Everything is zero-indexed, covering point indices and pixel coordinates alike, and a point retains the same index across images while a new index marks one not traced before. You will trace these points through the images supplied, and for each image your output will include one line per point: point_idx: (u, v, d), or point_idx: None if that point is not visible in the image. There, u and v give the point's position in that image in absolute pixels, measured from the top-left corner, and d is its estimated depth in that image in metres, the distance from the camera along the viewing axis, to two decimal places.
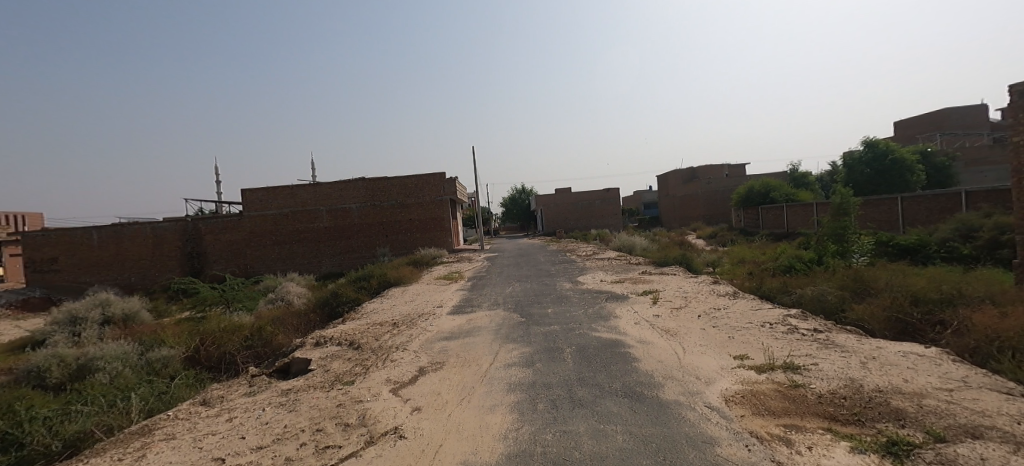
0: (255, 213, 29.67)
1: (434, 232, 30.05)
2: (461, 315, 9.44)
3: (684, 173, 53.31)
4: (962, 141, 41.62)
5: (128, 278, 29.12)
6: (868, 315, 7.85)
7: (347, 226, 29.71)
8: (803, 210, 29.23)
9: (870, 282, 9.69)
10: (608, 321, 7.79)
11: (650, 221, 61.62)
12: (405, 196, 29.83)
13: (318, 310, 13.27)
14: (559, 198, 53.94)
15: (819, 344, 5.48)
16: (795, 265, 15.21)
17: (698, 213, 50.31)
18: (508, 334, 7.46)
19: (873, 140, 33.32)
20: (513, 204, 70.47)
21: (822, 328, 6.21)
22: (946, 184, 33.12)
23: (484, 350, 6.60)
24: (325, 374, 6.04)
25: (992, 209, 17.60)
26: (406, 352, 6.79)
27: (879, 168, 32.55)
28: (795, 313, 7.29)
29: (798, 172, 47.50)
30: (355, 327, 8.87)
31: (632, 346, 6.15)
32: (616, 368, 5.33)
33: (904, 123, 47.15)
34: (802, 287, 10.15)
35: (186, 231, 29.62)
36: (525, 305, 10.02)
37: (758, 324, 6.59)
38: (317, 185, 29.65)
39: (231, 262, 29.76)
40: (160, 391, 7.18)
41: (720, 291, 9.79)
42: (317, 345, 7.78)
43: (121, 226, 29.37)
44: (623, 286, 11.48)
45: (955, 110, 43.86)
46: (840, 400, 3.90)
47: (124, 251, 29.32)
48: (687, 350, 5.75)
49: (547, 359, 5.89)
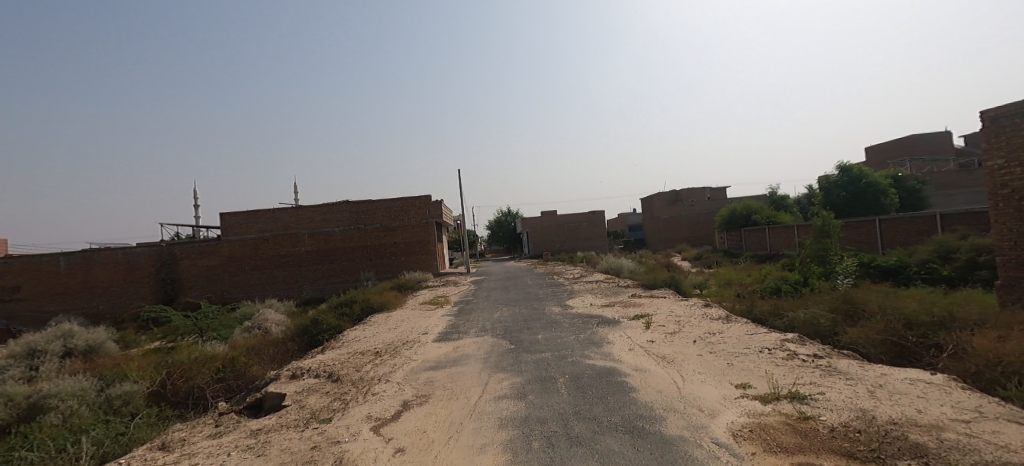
0: (234, 237, 28.86)
1: (419, 256, 29.56)
2: (448, 343, 9.05)
3: (667, 196, 53.93)
4: (931, 166, 43.03)
5: (96, 306, 27.85)
6: (862, 338, 7.75)
7: (329, 249, 29.11)
8: (784, 232, 29.61)
9: (861, 304, 9.61)
10: (602, 347, 7.50)
11: (635, 244, 62.00)
12: (389, 219, 29.41)
13: (296, 338, 12.75)
14: (545, 221, 53.97)
15: (823, 371, 5.26)
16: (783, 287, 15.21)
17: (682, 235, 50.76)
18: (497, 363, 7.12)
19: (847, 165, 34.22)
20: (499, 227, 70.37)
21: (823, 353, 6.00)
22: (918, 206, 34.08)
23: (473, 381, 6.25)
24: (300, 411, 5.61)
25: (968, 231, 17.96)
26: (389, 384, 6.38)
27: (854, 191, 33.33)
28: (791, 337, 7.11)
29: (778, 195, 48.40)
30: (335, 356, 8.41)
31: (629, 375, 5.88)
32: (612, 399, 5.04)
33: (876, 149, 48.63)
34: (793, 310, 10.03)
35: (160, 257, 28.61)
36: (514, 330, 9.67)
37: (755, 350, 6.38)
38: (299, 209, 29.12)
39: (207, 288, 28.76)
40: (117, 432, 6.67)
41: (712, 314, 9.61)
42: (293, 377, 7.32)
43: (92, 252, 28.25)
44: (613, 310, 11.26)
45: (922, 136, 45.54)
46: (855, 435, 3.65)
47: (94, 278, 28.12)
48: (686, 379, 5.48)
49: (540, 390, 5.57)
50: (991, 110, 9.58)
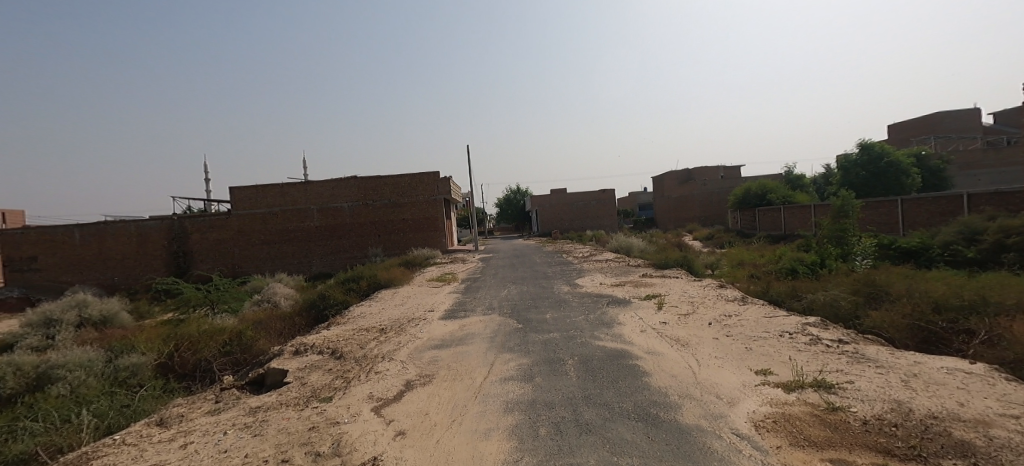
0: (243, 212, 28.89)
1: (427, 232, 29.42)
2: (454, 321, 8.87)
3: (679, 175, 52.98)
4: (956, 145, 41.51)
5: (110, 278, 28.24)
6: (886, 322, 7.41)
7: (338, 225, 29.07)
8: (800, 212, 28.87)
9: (885, 287, 9.21)
10: (612, 328, 7.24)
11: (645, 222, 61.36)
12: (398, 195, 29.21)
13: (304, 313, 12.69)
14: (555, 199, 53.45)
15: (849, 358, 4.94)
16: (798, 268, 14.79)
17: (694, 214, 50.01)
18: (504, 342, 6.90)
19: (868, 143, 33.06)
20: (509, 205, 69.96)
21: (848, 339, 5.67)
22: (940, 187, 33.01)
23: (479, 361, 6.04)
24: (301, 388, 5.45)
25: (996, 212, 17.23)
26: (392, 362, 6.19)
27: (874, 170, 32.29)
28: (812, 320, 6.78)
29: (794, 174, 47.27)
30: (340, 333, 8.27)
31: (642, 358, 5.61)
32: (625, 384, 4.79)
33: (898, 127, 47.04)
34: (812, 292, 9.66)
35: (171, 230, 28.79)
36: (522, 309, 9.44)
37: (776, 333, 6.05)
38: (308, 184, 28.98)
39: (218, 261, 28.97)
40: (122, 403, 6.56)
41: (727, 295, 9.30)
42: (296, 353, 7.17)
43: (104, 224, 28.49)
44: (624, 290, 10.97)
45: (948, 113, 43.84)
46: (891, 429, 3.36)
47: (107, 250, 28.44)
48: (702, 364, 5.20)
49: (548, 372, 5.32)
50: None
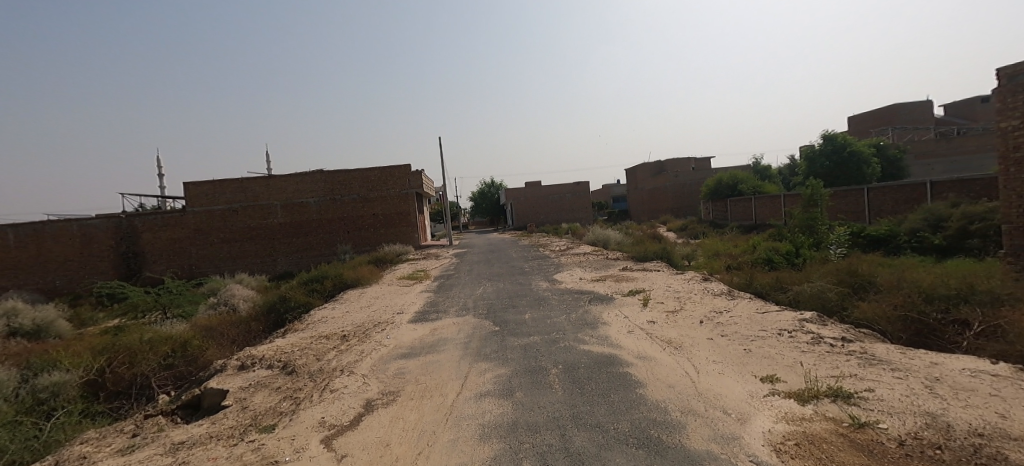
0: (200, 209, 27.17)
1: (398, 228, 28.35)
2: (425, 324, 8.14)
3: (652, 167, 53.19)
4: (912, 135, 43.02)
5: (52, 282, 26.13)
6: (876, 313, 7.07)
7: (304, 221, 27.71)
8: (770, 202, 29.16)
9: (870, 278, 8.92)
10: (597, 329, 6.66)
11: (619, 214, 61.58)
12: (367, 189, 28.01)
13: (262, 317, 11.72)
14: (529, 192, 52.90)
15: (860, 359, 4.46)
16: (774, 258, 14.65)
17: (666, 205, 50.36)
18: (479, 349, 6.24)
19: (831, 134, 33.67)
20: (482, 198, 69.04)
21: (852, 337, 5.22)
22: (898, 176, 34.03)
23: (451, 373, 5.35)
24: (240, 415, 4.68)
25: (959, 198, 17.51)
26: (352, 377, 5.44)
27: (838, 160, 32.95)
28: (808, 315, 6.36)
29: (761, 164, 48.11)
30: (295, 342, 7.41)
31: (632, 364, 5.05)
32: (617, 398, 4.20)
33: (858, 118, 48.38)
34: (798, 284, 9.31)
35: (120, 229, 26.85)
36: (498, 309, 8.77)
37: (774, 332, 5.58)
38: (270, 178, 27.46)
39: (174, 262, 27.24)
40: (28, 435, 5.67)
41: (714, 289, 8.86)
42: (242, 368, 6.32)
43: (43, 225, 26.29)
44: (605, 285, 10.46)
45: (905, 105, 45.33)
46: (934, 451, 2.85)
47: (47, 252, 26.29)
48: (700, 371, 4.65)
49: (529, 386, 4.69)
50: (1009, 67, 8.73)
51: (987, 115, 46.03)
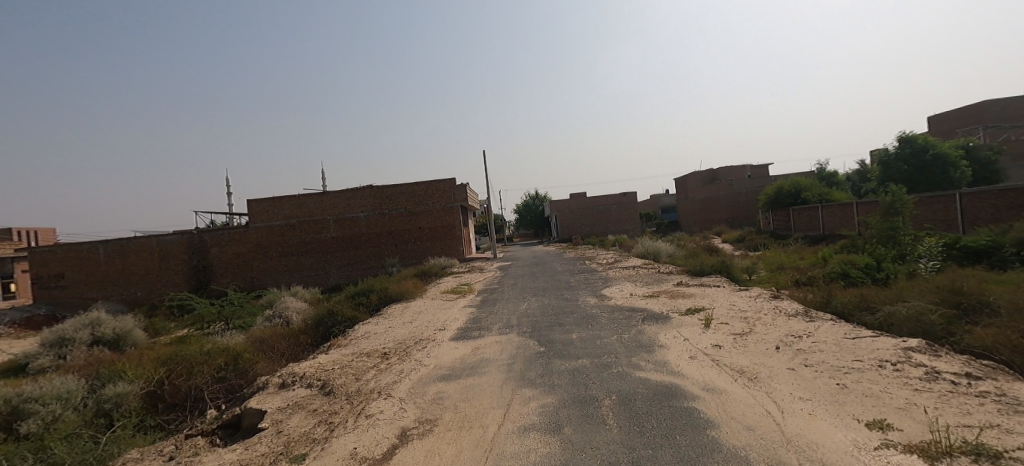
0: (261, 224, 28.58)
1: (445, 241, 28.47)
2: (466, 342, 7.75)
3: (704, 175, 50.83)
4: (1007, 134, 38.51)
5: (132, 293, 28.25)
6: (997, 341, 5.92)
7: (355, 235, 28.46)
8: (840, 210, 26.80)
9: (981, 298, 7.60)
10: (653, 353, 5.99)
11: (671, 225, 59.29)
12: (414, 203, 28.40)
13: (311, 330, 11.84)
14: (575, 204, 52.07)
15: (1001, 407, 3.57)
16: (850, 272, 13.15)
17: (721, 216, 47.90)
18: (523, 373, 5.75)
19: (909, 135, 30.68)
20: (527, 211, 68.77)
21: (978, 374, 4.28)
22: (992, 179, 30.40)
23: (492, 400, 4.89)
24: (273, 440, 4.43)
25: None
26: (389, 401, 5.11)
27: (918, 164, 29.89)
28: (912, 343, 5.39)
29: (827, 170, 44.74)
30: (335, 359, 7.23)
31: (700, 397, 4.38)
32: (686, 441, 3.57)
33: (939, 118, 44.06)
34: (888, 303, 8.12)
35: (191, 244, 28.71)
36: (543, 328, 8.26)
37: (871, 364, 4.71)
38: (324, 194, 28.48)
39: (237, 275, 28.73)
40: (83, 449, 5.70)
41: (786, 308, 7.90)
42: (283, 387, 6.17)
43: (126, 240, 28.56)
44: (659, 302, 9.68)
45: (996, 102, 40.81)
46: None
47: (130, 266, 28.50)
48: (785, 409, 3.93)
49: (580, 420, 4.13)
50: None
51: None
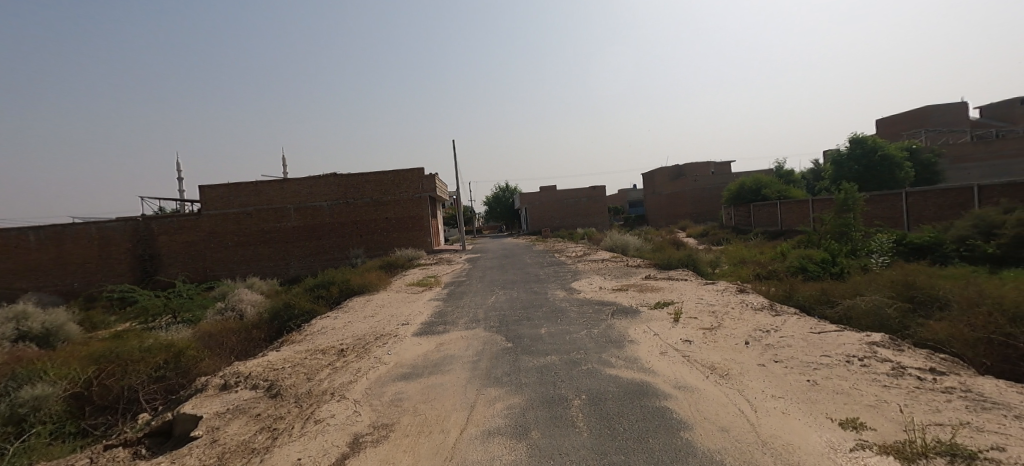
0: (215, 211, 27.06)
1: (411, 232, 27.78)
2: (431, 338, 7.38)
3: (670, 170, 51.82)
4: (947, 139, 40.95)
5: (69, 284, 26.22)
6: (952, 334, 6.04)
7: (317, 225, 27.38)
8: (798, 207, 27.75)
9: (934, 293, 7.81)
10: (624, 349, 5.81)
11: (637, 219, 60.26)
12: (380, 193, 27.54)
13: (265, 325, 11.15)
14: (544, 196, 52.09)
15: (971, 404, 3.53)
16: (808, 267, 13.51)
17: (685, 211, 48.99)
18: (490, 370, 5.46)
19: (860, 136, 32.08)
20: (496, 203, 68.41)
21: (943, 370, 4.27)
22: (932, 180, 32.24)
23: (455, 402, 4.57)
24: (207, 451, 3.97)
25: (1009, 204, 16.01)
26: (342, 404, 4.70)
27: (867, 164, 31.31)
28: (876, 337, 5.41)
29: (784, 169, 46.43)
30: (287, 357, 6.73)
31: (673, 397, 4.20)
32: (660, 446, 3.35)
33: (886, 121, 46.42)
34: (848, 297, 8.25)
35: (137, 232, 26.90)
36: (512, 322, 7.99)
37: (840, 360, 4.67)
38: (284, 182, 27.24)
39: (188, 265, 27.15)
40: None
41: (753, 302, 7.91)
42: (224, 389, 5.64)
43: (63, 227, 26.45)
44: (628, 295, 9.60)
45: (937, 107, 43.28)
46: None
47: (66, 254, 26.42)
48: (759, 408, 3.79)
49: (548, 423, 3.88)
50: None
51: None
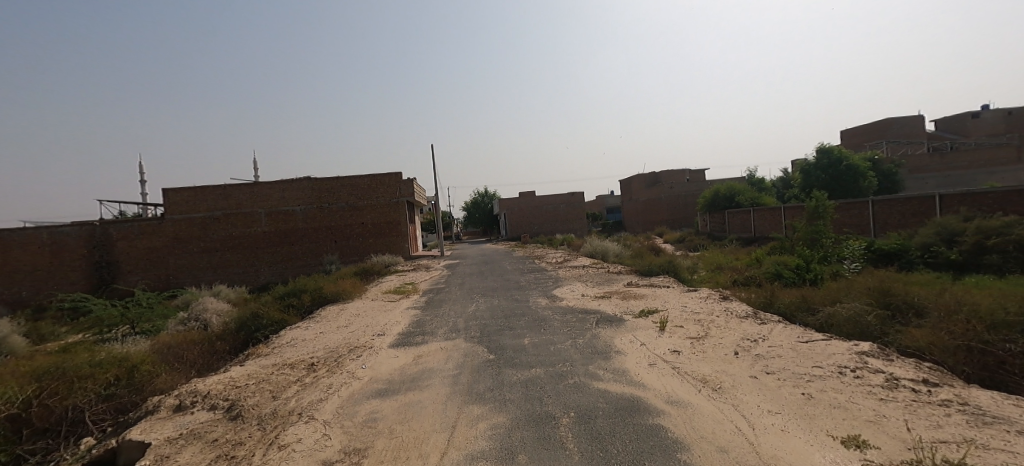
0: (180, 216, 25.88)
1: (387, 238, 27.15)
2: (408, 350, 7.01)
3: (647, 177, 52.48)
4: (906, 149, 42.67)
5: (17, 293, 24.58)
6: (933, 341, 6.02)
7: (289, 230, 26.48)
8: (770, 214, 28.34)
9: (911, 300, 7.85)
10: (611, 360, 5.60)
11: (614, 226, 60.73)
12: (356, 197, 26.86)
13: (230, 336, 10.55)
14: (523, 202, 51.98)
15: (971, 418, 3.42)
16: (784, 273, 13.65)
17: (661, 217, 49.59)
18: (471, 385, 5.15)
19: (827, 146, 33.06)
20: (475, 208, 67.92)
21: (937, 381, 4.19)
22: (894, 189, 33.47)
23: (434, 422, 4.24)
24: None
25: (970, 211, 16.59)
26: (310, 426, 4.32)
27: (833, 173, 32.27)
28: (864, 347, 5.34)
29: (756, 177, 47.56)
30: (251, 373, 6.26)
31: (666, 413, 3.98)
32: None
33: (850, 132, 48.12)
34: (828, 304, 8.24)
35: (94, 237, 25.49)
36: (493, 332, 7.70)
37: (833, 371, 4.55)
38: (254, 185, 26.28)
39: (150, 272, 25.87)
40: None
41: (737, 310, 7.81)
42: (180, 410, 5.17)
43: (11, 232, 24.82)
44: (612, 303, 9.42)
45: (897, 120, 45.09)
46: None
47: (14, 261, 24.77)
48: (757, 426, 3.61)
49: (535, 445, 3.60)
50: None
51: (978, 131, 45.86)
